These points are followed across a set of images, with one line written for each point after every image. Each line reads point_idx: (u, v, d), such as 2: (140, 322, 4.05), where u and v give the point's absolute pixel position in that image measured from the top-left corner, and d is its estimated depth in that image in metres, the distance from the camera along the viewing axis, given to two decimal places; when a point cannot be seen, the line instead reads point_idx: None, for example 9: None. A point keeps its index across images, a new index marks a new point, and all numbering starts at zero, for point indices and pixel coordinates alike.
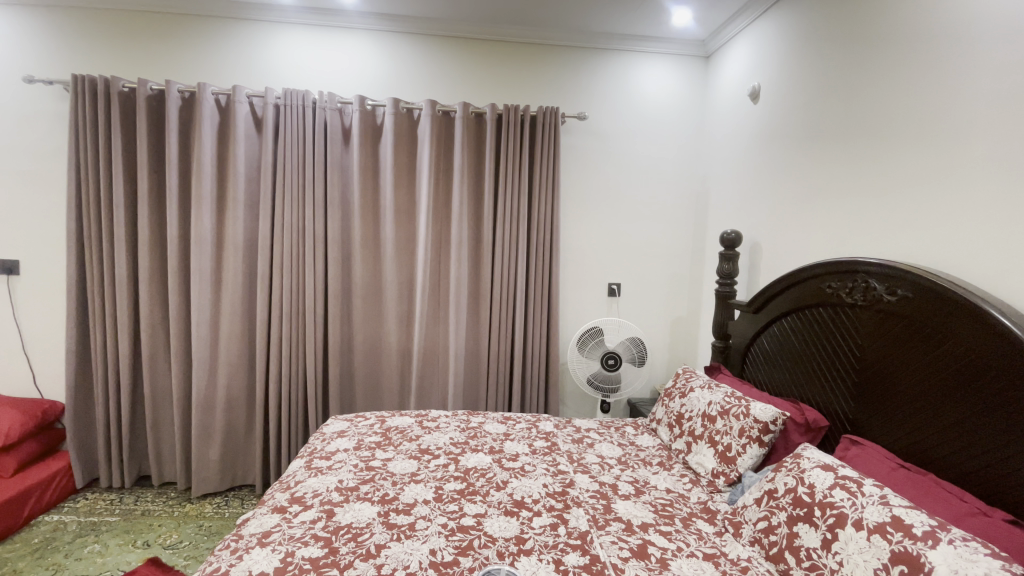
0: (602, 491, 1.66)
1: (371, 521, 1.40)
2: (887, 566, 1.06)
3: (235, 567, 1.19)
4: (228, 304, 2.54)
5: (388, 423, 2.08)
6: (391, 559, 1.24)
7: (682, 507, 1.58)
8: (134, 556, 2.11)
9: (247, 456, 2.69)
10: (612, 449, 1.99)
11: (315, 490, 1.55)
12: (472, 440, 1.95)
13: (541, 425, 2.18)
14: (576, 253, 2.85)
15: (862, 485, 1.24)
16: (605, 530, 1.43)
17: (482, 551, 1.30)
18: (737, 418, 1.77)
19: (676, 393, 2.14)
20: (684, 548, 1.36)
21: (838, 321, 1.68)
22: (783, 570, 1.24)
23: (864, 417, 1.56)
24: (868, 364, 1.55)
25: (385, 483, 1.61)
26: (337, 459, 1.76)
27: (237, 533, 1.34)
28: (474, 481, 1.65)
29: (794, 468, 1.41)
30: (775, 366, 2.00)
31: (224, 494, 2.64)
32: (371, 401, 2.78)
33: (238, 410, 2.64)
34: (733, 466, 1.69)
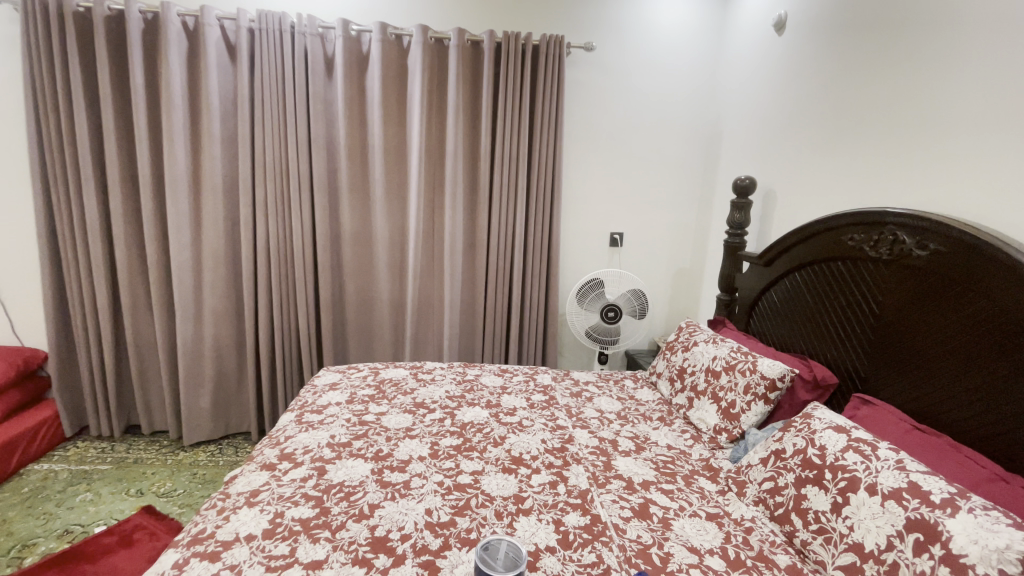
0: (602, 447, 1.61)
1: (364, 479, 1.35)
2: (901, 534, 1.02)
3: (223, 528, 1.13)
4: (209, 250, 2.40)
5: (381, 375, 2.01)
6: (385, 520, 1.20)
7: (683, 465, 1.54)
8: (127, 505, 2.09)
9: (239, 405, 2.64)
10: (611, 403, 1.95)
11: (305, 446, 1.50)
12: (468, 393, 1.89)
13: (539, 378, 2.12)
14: (578, 198, 2.71)
15: (877, 449, 1.19)
16: (605, 488, 1.39)
17: (480, 510, 1.25)
18: (743, 375, 1.71)
19: (678, 347, 2.07)
20: (687, 507, 1.33)
21: (858, 275, 1.58)
22: (788, 532, 1.21)
23: (878, 376, 1.50)
24: (888, 322, 1.47)
25: (378, 438, 1.55)
26: (329, 413, 1.70)
27: (224, 492, 1.28)
28: (471, 437, 1.59)
29: (804, 428, 1.35)
30: (784, 322, 1.92)
31: (218, 442, 2.61)
32: (364, 350, 2.71)
33: (228, 360, 2.56)
34: (736, 422, 1.65)
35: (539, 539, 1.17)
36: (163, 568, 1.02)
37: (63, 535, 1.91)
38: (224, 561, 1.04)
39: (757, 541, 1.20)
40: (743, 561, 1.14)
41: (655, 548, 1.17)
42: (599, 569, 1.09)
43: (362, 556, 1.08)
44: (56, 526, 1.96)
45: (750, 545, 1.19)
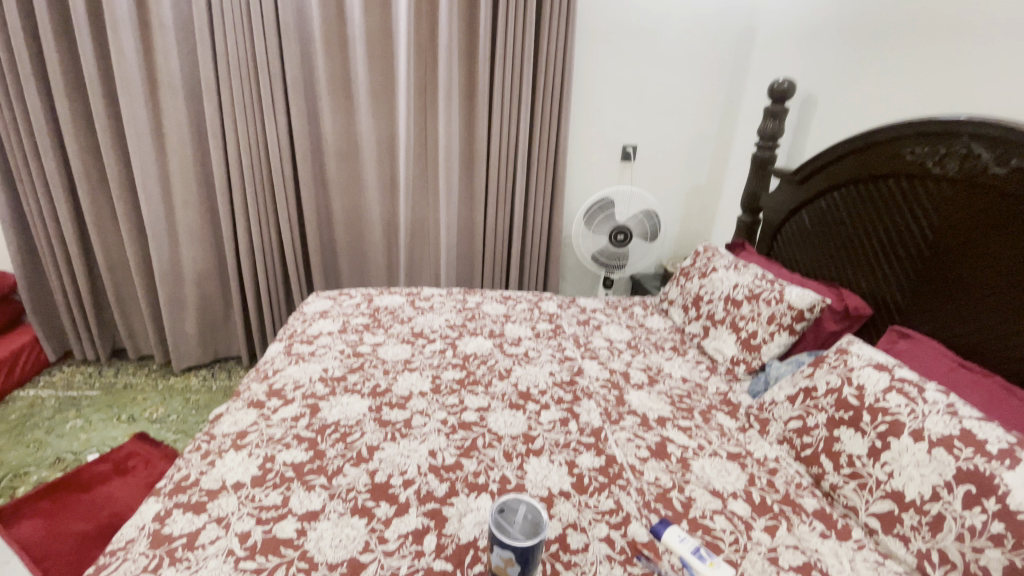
0: (613, 380, 1.49)
1: (362, 418, 1.22)
2: (949, 484, 0.93)
3: (208, 475, 1.01)
4: (176, 162, 2.14)
5: (376, 303, 1.82)
6: (385, 464, 1.08)
7: (700, 399, 1.45)
8: (120, 432, 2.00)
9: (226, 329, 2.51)
10: (621, 331, 1.82)
11: (296, 381, 1.34)
12: (470, 323, 1.73)
13: (544, 305, 1.95)
14: (588, 104, 2.41)
15: (924, 391, 1.08)
16: (619, 425, 1.29)
17: (488, 452, 1.15)
18: (768, 304, 1.58)
19: (695, 273, 1.92)
20: (706, 446, 1.24)
21: (913, 196, 1.40)
22: (816, 474, 1.14)
23: (920, 308, 1.37)
24: (942, 250, 1.31)
25: (375, 372, 1.40)
26: (321, 344, 1.53)
27: (209, 434, 1.14)
28: (475, 370, 1.46)
29: (839, 365, 1.24)
30: (815, 247, 1.76)
31: (209, 367, 2.51)
32: (356, 274, 2.55)
33: (210, 283, 2.39)
34: (757, 354, 1.55)
35: (552, 483, 1.08)
36: (143, 521, 0.90)
37: (55, 463, 1.82)
38: (210, 513, 0.92)
39: (783, 483, 1.13)
40: (770, 505, 1.07)
41: (675, 492, 1.09)
42: (618, 517, 1.01)
43: (362, 505, 0.98)
44: (47, 454, 1.87)
45: (775, 488, 1.12)
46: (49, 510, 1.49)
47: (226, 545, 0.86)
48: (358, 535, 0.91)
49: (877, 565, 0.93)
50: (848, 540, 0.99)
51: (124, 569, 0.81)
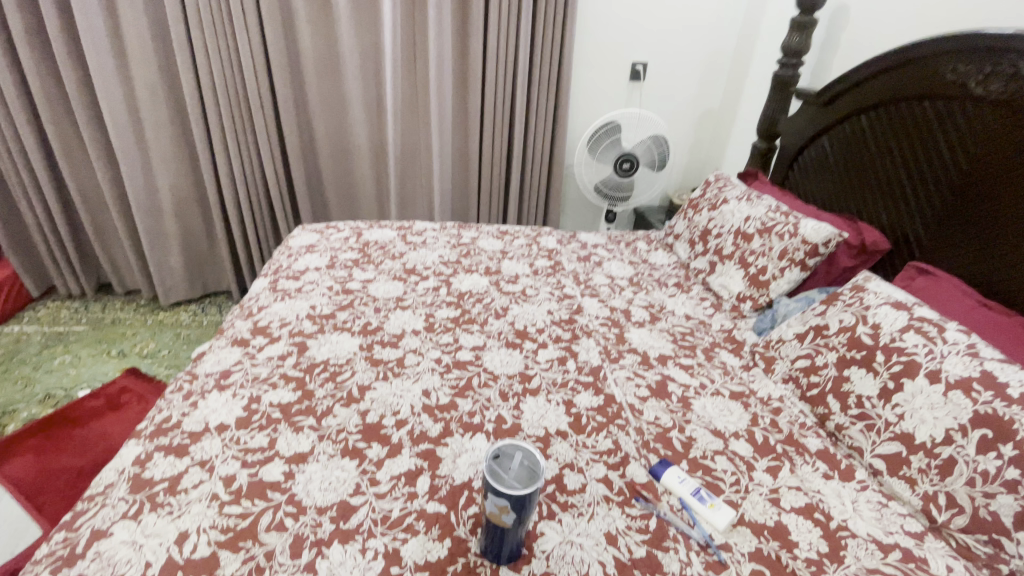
0: (614, 318, 1.43)
1: (352, 357, 1.15)
2: (964, 428, 0.89)
3: (190, 417, 0.97)
4: (142, 80, 1.95)
5: (365, 237, 1.72)
6: (376, 404, 1.02)
7: (703, 337, 1.39)
8: (111, 367, 1.97)
9: (213, 263, 2.42)
10: (623, 268, 1.74)
11: (282, 319, 1.27)
12: (464, 259, 1.64)
13: (543, 241, 1.85)
14: (595, 15, 2.17)
15: (944, 331, 1.02)
16: (619, 364, 1.23)
17: (483, 391, 1.09)
18: (780, 239, 1.49)
19: (704, 204, 1.81)
20: (709, 385, 1.20)
21: (949, 120, 1.27)
22: (821, 414, 1.11)
23: (944, 243, 1.28)
24: (976, 181, 1.21)
25: (366, 310, 1.33)
26: (308, 280, 1.44)
27: (191, 374, 1.09)
28: (470, 308, 1.38)
29: (854, 303, 1.17)
30: (835, 177, 1.64)
31: (199, 302, 2.45)
32: (346, 205, 2.42)
33: (191, 216, 2.28)
34: (765, 291, 1.48)
35: (549, 423, 1.03)
36: (123, 466, 0.87)
37: (45, 400, 1.81)
38: (192, 456, 0.88)
39: (787, 423, 1.10)
40: (773, 446, 1.04)
41: (676, 432, 1.05)
42: (616, 458, 0.97)
43: (353, 446, 0.93)
44: (37, 391, 1.85)
45: (778, 428, 1.09)
46: (40, 447, 1.48)
47: (209, 489, 0.82)
48: (349, 478, 0.87)
49: (880, 507, 0.92)
50: (852, 481, 0.97)
51: (103, 516, 0.78)
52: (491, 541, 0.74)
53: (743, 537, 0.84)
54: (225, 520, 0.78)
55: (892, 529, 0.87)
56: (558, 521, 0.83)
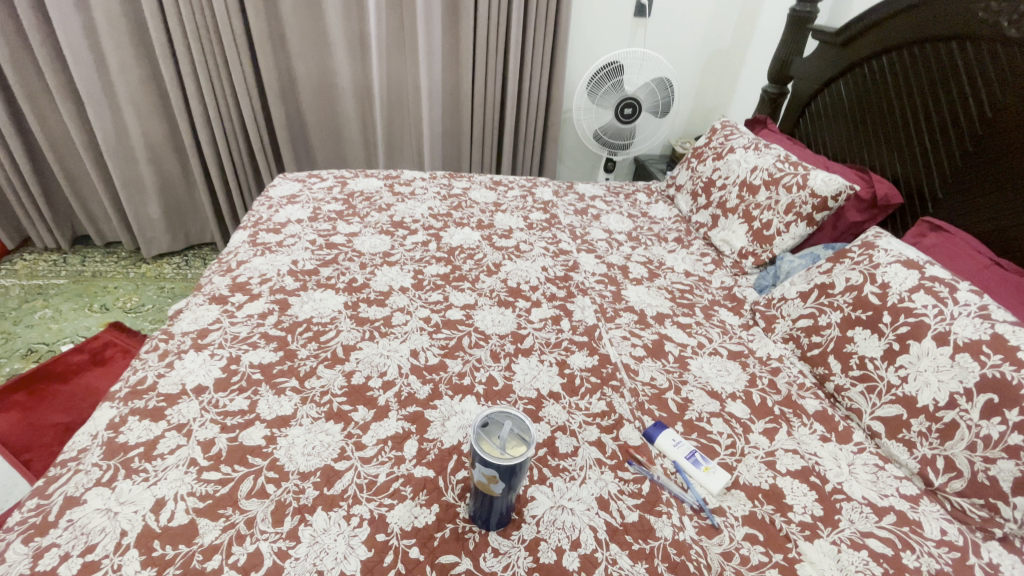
0: (610, 275, 1.37)
1: (336, 316, 1.10)
2: (969, 393, 0.86)
3: (166, 378, 0.92)
4: (101, 9, 1.77)
5: (349, 187, 1.62)
6: (362, 364, 0.98)
7: (703, 294, 1.34)
8: (93, 322, 1.92)
9: (195, 214, 2.32)
10: (622, 221, 1.67)
11: (262, 275, 1.21)
12: (455, 212, 1.56)
13: (538, 192, 1.76)
14: None
15: (955, 292, 0.96)
16: (614, 323, 1.19)
17: (473, 351, 1.05)
18: (787, 191, 1.41)
19: (709, 154, 1.71)
20: (706, 344, 1.16)
21: (975, 64, 1.17)
22: (820, 374, 1.08)
23: (959, 198, 1.20)
24: (999, 131, 1.12)
25: (351, 266, 1.26)
26: (289, 234, 1.37)
27: (167, 333, 1.04)
28: (461, 265, 1.32)
29: (863, 261, 1.12)
30: (849, 125, 1.54)
31: (182, 254, 2.37)
32: (332, 152, 2.30)
33: (168, 162, 2.16)
34: (768, 247, 1.42)
35: (541, 384, 0.99)
36: (97, 430, 0.83)
37: (28, 354, 1.77)
38: (169, 420, 0.85)
39: (785, 384, 1.08)
40: (770, 408, 1.01)
41: (671, 393, 1.02)
42: (610, 420, 0.94)
43: (338, 409, 0.89)
44: (18, 345, 1.80)
45: (777, 389, 1.06)
46: (24, 403, 1.45)
47: (187, 455, 0.79)
48: (333, 442, 0.83)
49: (876, 470, 0.90)
50: (849, 443, 0.95)
51: (76, 482, 0.75)
52: (479, 508, 0.71)
53: (737, 501, 0.83)
54: (203, 487, 0.75)
55: (887, 492, 0.86)
56: (549, 485, 0.80)
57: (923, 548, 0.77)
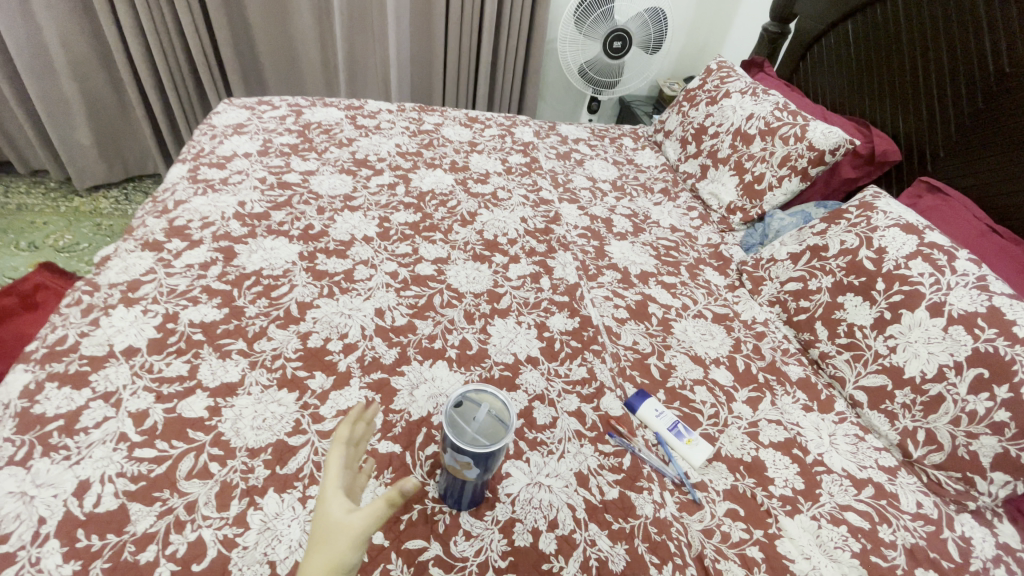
0: (593, 229, 1.28)
1: (290, 268, 0.98)
2: (959, 366, 0.83)
3: (90, 339, 0.81)
4: None
5: (305, 118, 1.44)
6: (320, 325, 0.88)
7: (688, 252, 1.27)
8: (21, 263, 1.71)
9: (133, 140, 2.06)
10: (606, 168, 1.56)
11: (204, 218, 1.06)
12: (425, 151, 1.41)
13: (518, 132, 1.62)
14: None
15: (954, 260, 0.91)
16: (597, 282, 1.11)
17: (446, 312, 0.96)
18: (784, 143, 1.32)
19: (702, 97, 1.59)
20: (691, 306, 1.11)
21: (998, 11, 1.06)
22: (805, 341, 1.05)
23: (962, 158, 1.14)
24: (1015, 88, 1.03)
25: (307, 210, 1.13)
26: (235, 170, 1.21)
27: (91, 283, 0.90)
28: (432, 213, 1.20)
29: (860, 224, 1.05)
30: (853, 73, 1.44)
31: (121, 186, 2.12)
32: (287, 74, 2.06)
33: (95, 79, 1.87)
34: (758, 203, 1.35)
35: (518, 349, 0.92)
36: (8, 398, 0.72)
37: None
38: (94, 388, 0.74)
39: (769, 349, 1.04)
40: (754, 374, 0.98)
41: (654, 359, 0.97)
42: (590, 389, 0.88)
43: (292, 375, 0.80)
44: None
45: (761, 355, 1.02)
46: None
47: (116, 429, 0.70)
48: (287, 414, 0.75)
49: (856, 440, 0.88)
50: (830, 413, 0.93)
51: None
52: (447, 489, 0.66)
53: (718, 474, 0.80)
54: (135, 466, 0.67)
55: (867, 463, 0.84)
56: (525, 461, 0.75)
57: (900, 521, 0.76)
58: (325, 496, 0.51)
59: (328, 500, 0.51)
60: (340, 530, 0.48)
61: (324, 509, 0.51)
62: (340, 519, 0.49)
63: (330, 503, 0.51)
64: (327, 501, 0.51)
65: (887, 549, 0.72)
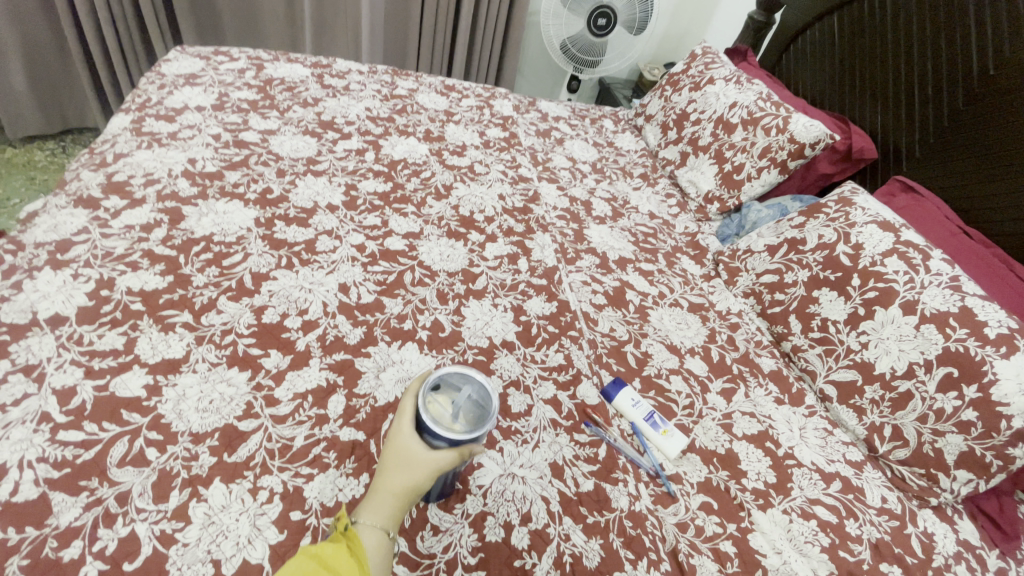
0: (572, 211, 1.24)
1: (244, 235, 0.89)
2: (929, 364, 0.84)
3: (9, 304, 0.70)
4: None
5: (267, 73, 1.32)
6: (277, 299, 0.81)
7: (666, 240, 1.25)
8: None
9: (71, 87, 1.85)
10: (586, 149, 1.51)
11: (147, 174, 0.95)
12: (399, 118, 1.32)
13: (496, 105, 1.54)
14: None
15: (929, 259, 0.92)
16: (575, 266, 1.08)
17: (417, 290, 0.90)
18: (766, 134, 1.30)
19: (686, 82, 1.56)
20: (668, 294, 1.09)
21: (986, 16, 1.06)
22: (779, 333, 1.05)
23: (939, 159, 1.15)
24: (996, 94, 1.05)
25: (266, 172, 1.03)
26: (185, 124, 1.09)
27: (13, 242, 0.79)
28: (404, 183, 1.12)
29: (839, 219, 1.05)
30: (836, 68, 1.44)
31: (58, 139, 1.92)
32: (247, 24, 1.89)
33: (31, 17, 1.66)
34: (736, 193, 1.34)
35: (493, 332, 0.87)
36: None
37: None
38: (12, 361, 0.65)
39: (743, 341, 1.03)
40: (728, 366, 0.97)
41: (631, 347, 0.94)
42: (567, 376, 0.85)
43: (243, 353, 0.73)
44: None
45: (735, 346, 1.02)
46: None
47: (38, 408, 0.61)
48: (237, 396, 0.68)
49: (826, 434, 0.89)
50: (801, 406, 0.93)
51: None
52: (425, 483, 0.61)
53: (693, 466, 0.79)
54: (58, 451, 0.58)
55: (835, 457, 0.85)
56: (498, 451, 0.71)
57: (866, 516, 0.77)
58: (401, 432, 0.54)
59: (406, 433, 0.54)
60: (424, 463, 0.52)
61: (400, 443, 0.54)
62: (421, 453, 0.52)
63: (406, 439, 0.54)
64: (402, 436, 0.54)
65: (854, 543, 0.73)
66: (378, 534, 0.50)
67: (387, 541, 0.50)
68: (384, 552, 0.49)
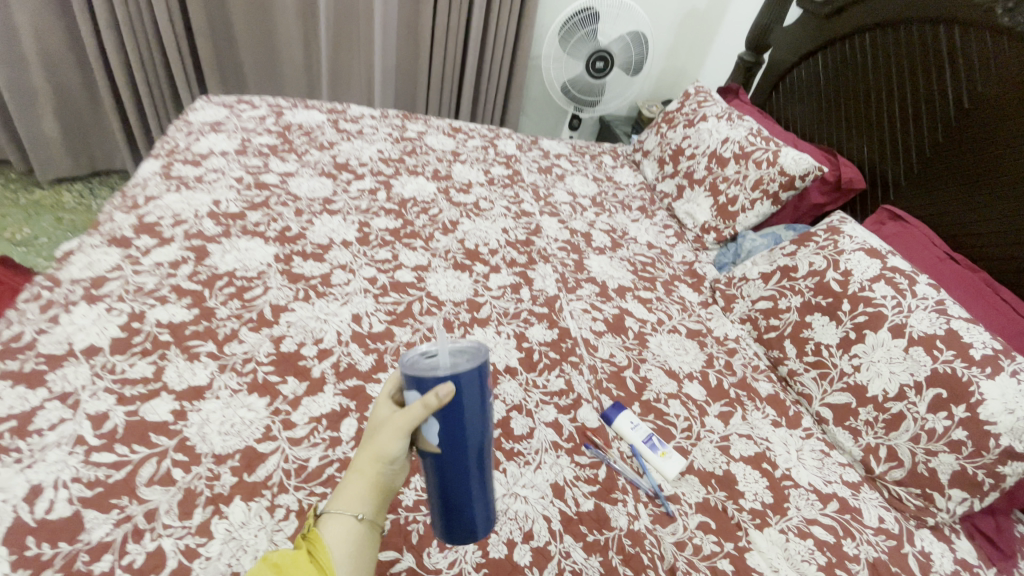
0: (573, 242, 1.29)
1: (264, 270, 0.96)
2: (919, 385, 0.87)
3: (49, 336, 0.77)
4: None
5: (286, 120, 1.42)
6: (294, 329, 0.87)
7: (664, 269, 1.30)
8: None
9: (101, 134, 1.98)
10: (586, 184, 1.58)
11: (176, 215, 1.03)
12: (408, 158, 1.41)
13: (500, 144, 1.63)
14: None
15: (915, 284, 0.96)
16: (575, 295, 1.13)
17: (424, 319, 0.95)
18: (757, 167, 1.37)
19: (680, 119, 1.64)
20: (666, 321, 1.13)
21: (959, 57, 1.13)
22: (775, 357, 1.08)
23: (923, 188, 1.20)
24: (973, 127, 1.10)
25: (285, 212, 1.11)
26: (211, 168, 1.18)
27: (51, 278, 0.85)
28: (413, 220, 1.19)
29: (828, 247, 1.09)
30: (822, 104, 1.51)
31: (87, 181, 2.03)
32: (267, 74, 2.03)
33: (67, 69, 1.82)
34: (731, 223, 1.40)
35: (497, 358, 0.92)
36: None
37: None
38: (50, 388, 0.70)
39: (740, 365, 1.06)
40: (726, 390, 1.00)
41: (630, 372, 0.98)
42: (568, 400, 0.89)
43: (263, 380, 0.78)
44: None
45: (732, 370, 1.05)
46: None
47: (73, 432, 0.66)
48: (256, 420, 0.73)
49: (822, 456, 0.91)
50: (797, 429, 0.95)
51: None
52: (443, 485, 0.57)
53: (691, 487, 0.82)
54: (92, 472, 0.63)
55: (831, 478, 0.87)
56: (502, 471, 0.75)
57: (863, 535, 0.78)
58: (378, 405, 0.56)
59: (380, 404, 0.55)
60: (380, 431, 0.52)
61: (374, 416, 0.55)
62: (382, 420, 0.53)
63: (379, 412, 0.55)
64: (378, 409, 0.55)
65: (850, 562, 0.74)
66: (344, 521, 0.51)
67: (351, 526, 0.51)
68: (348, 536, 0.51)
